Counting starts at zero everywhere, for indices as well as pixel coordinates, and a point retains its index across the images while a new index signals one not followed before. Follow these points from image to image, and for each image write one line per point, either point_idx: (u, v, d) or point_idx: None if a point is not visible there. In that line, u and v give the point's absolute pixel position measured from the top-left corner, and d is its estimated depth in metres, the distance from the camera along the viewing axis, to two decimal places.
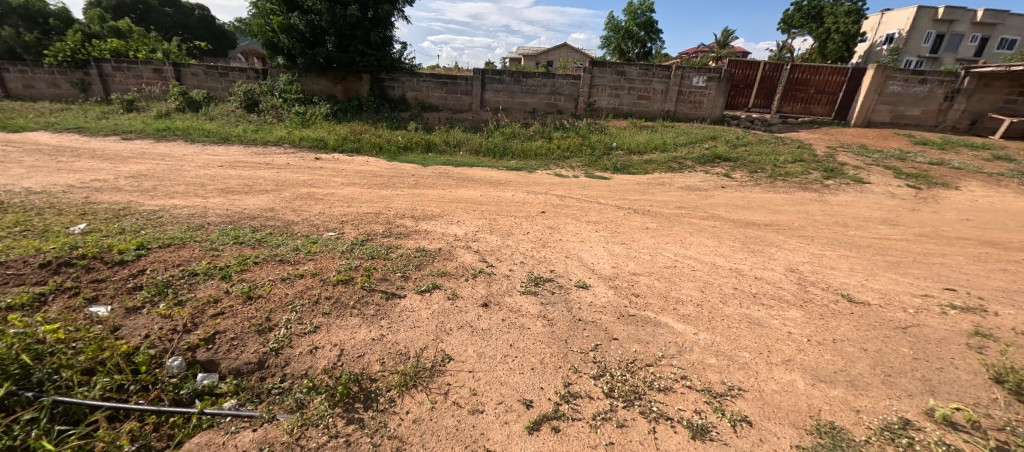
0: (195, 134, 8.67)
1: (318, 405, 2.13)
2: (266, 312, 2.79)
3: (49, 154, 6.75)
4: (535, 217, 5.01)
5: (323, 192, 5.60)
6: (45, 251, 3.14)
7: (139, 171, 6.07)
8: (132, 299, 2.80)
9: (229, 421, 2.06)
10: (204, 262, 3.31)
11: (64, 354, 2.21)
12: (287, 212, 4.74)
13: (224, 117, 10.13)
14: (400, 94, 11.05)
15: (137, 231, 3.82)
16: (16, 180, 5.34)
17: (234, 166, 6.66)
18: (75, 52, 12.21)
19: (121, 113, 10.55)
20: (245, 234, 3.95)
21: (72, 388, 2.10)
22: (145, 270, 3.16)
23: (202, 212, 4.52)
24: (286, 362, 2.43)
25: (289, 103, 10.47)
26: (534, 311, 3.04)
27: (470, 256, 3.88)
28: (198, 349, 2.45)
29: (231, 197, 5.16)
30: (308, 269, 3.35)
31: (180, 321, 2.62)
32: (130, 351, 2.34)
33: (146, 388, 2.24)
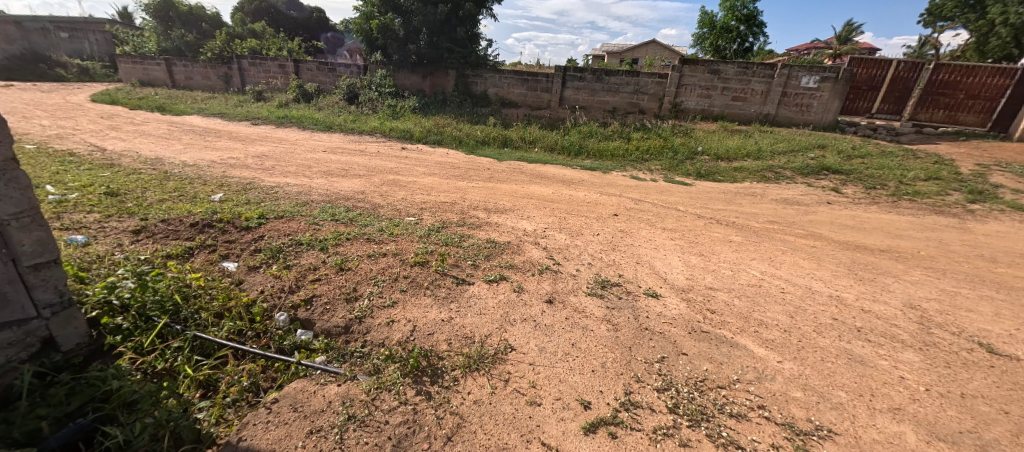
0: (306, 122, 9.85)
1: (392, 373, 2.33)
2: (353, 283, 3.11)
3: (198, 135, 8.15)
4: (606, 219, 4.90)
5: (407, 179, 6.04)
6: (194, 214, 3.88)
7: (262, 152, 7.08)
8: (253, 259, 3.31)
9: (320, 374, 2.34)
10: (308, 234, 3.78)
11: (204, 299, 2.73)
12: (375, 196, 5.19)
13: (330, 108, 11.35)
14: (481, 90, 11.35)
15: (257, 203, 4.48)
16: (175, 154, 6.55)
17: (334, 152, 7.47)
18: (222, 50, 14.54)
19: (252, 103, 12.34)
20: (340, 213, 4.42)
21: (207, 327, 2.58)
22: (263, 236, 3.70)
23: (307, 191, 5.15)
24: (367, 330, 2.69)
25: (383, 96, 11.41)
26: (598, 314, 3.00)
27: (537, 252, 3.92)
28: (299, 308, 2.84)
29: (330, 179, 5.79)
30: (390, 249, 3.65)
31: (287, 282, 3.04)
32: (249, 303, 2.80)
33: (259, 335, 2.65)
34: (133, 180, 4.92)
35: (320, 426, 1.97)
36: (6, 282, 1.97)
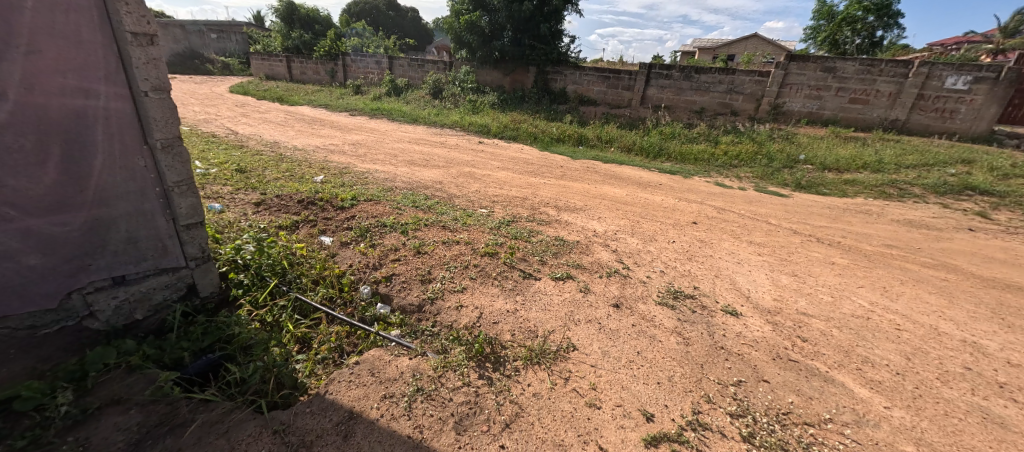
0: (395, 114, 10.63)
1: (458, 354, 2.44)
2: (428, 266, 3.31)
3: (307, 123, 9.22)
4: (684, 227, 4.61)
5: (481, 172, 6.25)
6: (301, 192, 4.42)
7: (356, 140, 7.80)
8: (345, 236, 3.68)
9: (394, 346, 2.54)
10: (392, 217, 4.09)
11: (305, 267, 3.11)
12: (451, 186, 5.45)
13: (417, 102, 12.10)
14: (560, 87, 11.26)
15: (350, 186, 4.95)
16: (288, 139, 7.50)
17: (418, 143, 7.97)
18: (331, 48, 16.25)
19: (352, 95, 13.61)
20: (419, 200, 4.72)
21: (306, 291, 2.94)
22: (354, 215, 4.10)
23: (392, 177, 5.57)
24: (438, 311, 2.85)
25: (465, 92, 11.88)
26: (669, 325, 2.85)
27: (606, 255, 3.82)
28: (381, 284, 3.10)
29: (412, 168, 6.20)
30: (463, 238, 3.82)
31: (371, 259, 3.34)
32: (340, 274, 3.13)
33: (346, 304, 2.95)
34: (255, 160, 5.73)
35: (392, 393, 2.14)
36: (167, 236, 2.43)
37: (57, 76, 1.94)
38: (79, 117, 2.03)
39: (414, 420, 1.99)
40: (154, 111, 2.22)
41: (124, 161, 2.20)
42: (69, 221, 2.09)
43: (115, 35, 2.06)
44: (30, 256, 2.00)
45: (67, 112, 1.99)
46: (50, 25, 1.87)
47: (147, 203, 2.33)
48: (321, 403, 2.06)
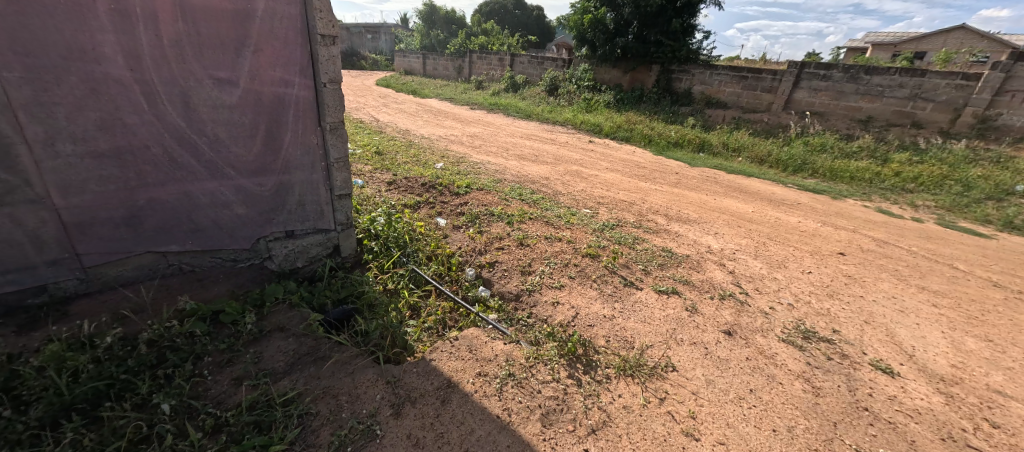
0: (510, 109, 11.04)
1: (550, 349, 2.47)
2: (529, 258, 3.40)
3: (433, 114, 10.11)
4: (825, 256, 3.93)
5: (589, 172, 6.14)
6: (424, 177, 4.89)
7: (474, 132, 8.32)
8: (457, 220, 3.97)
9: (491, 330, 2.67)
10: (500, 207, 4.28)
11: (422, 243, 3.46)
12: (557, 183, 5.47)
13: (533, 99, 12.38)
14: (686, 87, 10.38)
15: (465, 174, 5.31)
16: (416, 128, 8.34)
17: (529, 138, 8.17)
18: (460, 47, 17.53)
19: (474, 90, 14.50)
20: (526, 194, 4.84)
21: (421, 265, 3.27)
22: (467, 202, 4.39)
23: (502, 170, 5.81)
24: (535, 304, 2.91)
25: (581, 90, 11.76)
26: (793, 367, 2.47)
27: (721, 275, 3.46)
28: (484, 269, 3.28)
29: (522, 162, 6.38)
30: (565, 236, 3.82)
31: (478, 244, 3.55)
32: (450, 254, 3.40)
33: (453, 282, 3.20)
34: (388, 145, 6.50)
35: (487, 372, 2.26)
36: (324, 203, 2.92)
37: (270, 70, 2.45)
38: (280, 102, 2.54)
39: (504, 402, 2.07)
40: (329, 99, 2.66)
41: (304, 139, 2.70)
42: (265, 183, 2.64)
43: (310, 37, 2.52)
44: (239, 207, 2.60)
45: (272, 97, 2.51)
46: (270, 29, 2.37)
47: (315, 174, 2.82)
48: (426, 367, 2.27)
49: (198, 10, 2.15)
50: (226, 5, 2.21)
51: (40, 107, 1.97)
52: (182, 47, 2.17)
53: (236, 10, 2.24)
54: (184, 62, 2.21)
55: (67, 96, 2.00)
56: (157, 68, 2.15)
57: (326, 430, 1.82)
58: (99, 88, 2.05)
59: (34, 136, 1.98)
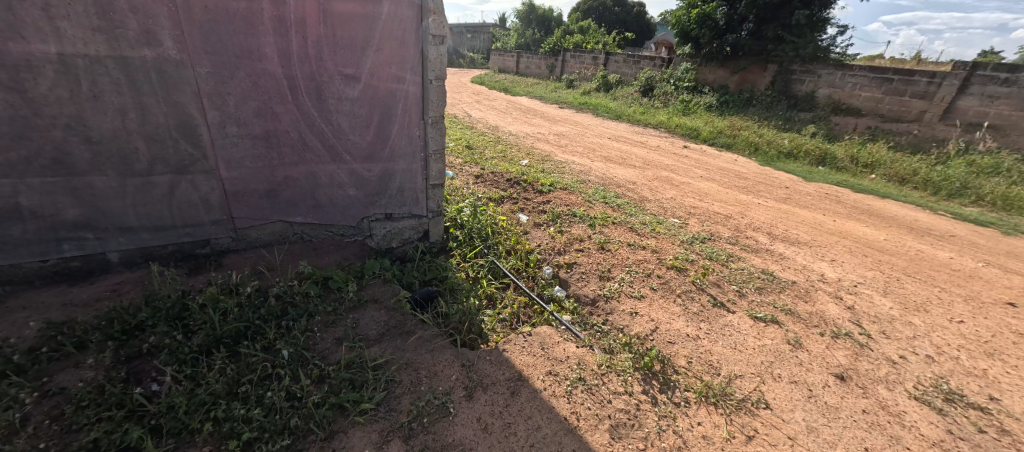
0: (600, 109, 10.77)
1: (625, 360, 2.38)
2: (609, 264, 3.31)
3: (523, 112, 10.28)
4: (984, 305, 3.21)
5: (680, 179, 5.75)
6: (510, 173, 5.02)
7: (561, 131, 8.28)
8: (539, 218, 4.01)
9: (563, 331, 2.66)
10: (583, 209, 4.22)
11: (503, 237, 3.56)
12: (645, 188, 5.21)
13: (625, 99, 11.89)
14: (808, 90, 9.06)
15: (549, 173, 5.32)
16: (505, 124, 8.55)
17: (618, 140, 7.89)
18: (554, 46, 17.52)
19: (564, 89, 14.40)
20: (610, 197, 4.68)
21: (501, 258, 3.36)
22: (549, 200, 4.41)
23: (587, 171, 5.69)
24: (612, 311, 2.83)
25: (679, 91, 10.99)
26: (925, 433, 2.06)
27: (835, 309, 3.01)
28: (562, 269, 3.27)
29: (609, 165, 6.19)
30: (650, 244, 3.64)
31: (558, 244, 3.55)
32: (529, 251, 3.44)
33: (530, 278, 3.23)
34: (478, 140, 6.77)
35: (557, 372, 2.26)
36: (420, 191, 3.15)
37: (388, 67, 2.70)
38: (393, 97, 2.80)
39: (572, 406, 2.05)
40: (434, 95, 2.86)
41: (409, 131, 2.93)
42: (373, 169, 2.93)
43: (423, 36, 2.73)
44: (351, 188, 2.93)
45: (387, 92, 2.77)
46: (390, 30, 2.61)
47: (415, 164, 3.05)
48: (498, 356, 2.34)
49: (336, 15, 2.45)
50: (358, 10, 2.49)
51: (217, 97, 2.40)
52: (321, 47, 2.50)
53: (365, 13, 2.51)
54: (322, 60, 2.54)
55: (236, 88, 2.42)
56: (301, 65, 2.50)
57: (406, 398, 1.98)
58: (259, 82, 2.45)
59: (211, 119, 2.44)
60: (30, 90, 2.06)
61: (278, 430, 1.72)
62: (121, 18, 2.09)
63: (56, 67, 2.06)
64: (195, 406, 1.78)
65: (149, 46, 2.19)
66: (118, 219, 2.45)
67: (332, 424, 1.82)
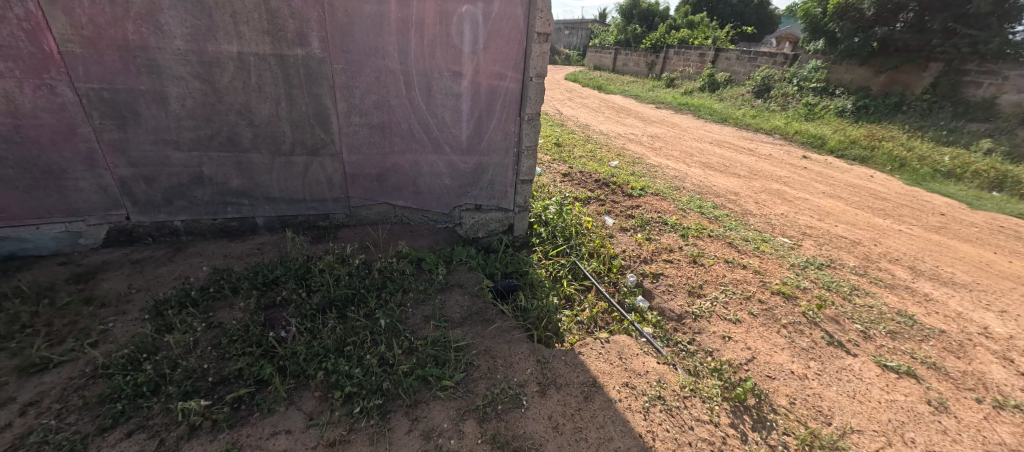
0: (703, 111, 9.95)
1: (711, 386, 2.20)
2: (701, 280, 3.07)
3: (616, 111, 9.94)
4: None
5: (795, 194, 5.09)
6: (599, 173, 4.91)
7: (656, 133, 7.84)
8: (626, 223, 3.87)
9: (643, 343, 2.55)
10: (675, 217, 3.96)
11: (587, 239, 3.51)
12: (750, 201, 4.71)
13: (733, 101, 10.70)
14: (987, 96, 7.29)
15: (641, 176, 5.09)
16: (597, 123, 8.35)
17: (722, 145, 7.23)
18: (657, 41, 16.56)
19: (664, 88, 13.52)
20: (707, 207, 4.32)
21: (583, 259, 3.33)
22: (639, 205, 4.23)
23: (682, 177, 5.32)
24: (700, 331, 2.63)
25: (803, 93, 9.48)
26: None
27: (999, 372, 2.43)
28: (647, 278, 3.12)
29: (708, 172, 5.71)
30: (751, 264, 3.29)
31: (645, 252, 3.40)
32: (613, 256, 3.35)
33: (611, 284, 3.15)
34: (568, 138, 6.73)
35: (634, 385, 2.18)
36: (509, 185, 3.24)
37: (492, 64, 2.81)
38: (494, 93, 2.91)
39: (648, 424, 1.97)
40: (532, 92, 2.90)
41: (504, 127, 3.03)
42: (469, 161, 3.09)
43: (528, 35, 2.78)
44: (447, 178, 3.12)
45: (488, 88, 2.89)
46: (498, 29, 2.71)
47: (507, 159, 3.14)
48: (573, 359, 2.33)
49: (450, 15, 2.62)
50: (470, 10, 2.63)
51: (347, 90, 2.73)
52: (435, 45, 2.69)
53: (476, 13, 2.64)
54: (435, 58, 2.73)
55: (362, 83, 2.72)
56: (416, 62, 2.72)
57: (483, 383, 2.08)
58: (380, 77, 2.73)
59: (340, 110, 2.78)
60: (217, 82, 2.54)
61: (373, 390, 1.93)
62: (283, 22, 2.48)
63: (235, 63, 2.52)
64: (311, 355, 2.07)
65: (300, 46, 2.56)
66: (266, 190, 2.93)
67: (416, 394, 1.99)
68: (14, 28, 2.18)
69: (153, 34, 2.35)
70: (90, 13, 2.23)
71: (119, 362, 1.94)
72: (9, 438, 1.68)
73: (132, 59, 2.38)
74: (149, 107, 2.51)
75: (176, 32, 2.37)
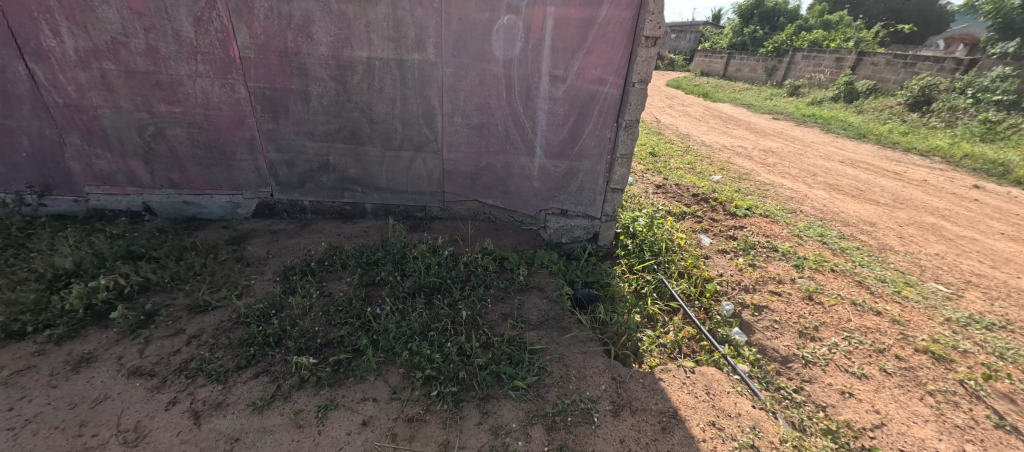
0: (834, 124, 8.61)
1: (821, 447, 1.90)
2: (817, 321, 2.66)
3: (723, 120, 9.13)
4: None
5: (957, 231, 4.14)
6: (698, 188, 4.55)
7: (771, 147, 6.99)
8: (726, 244, 3.53)
9: (737, 381, 2.30)
10: (788, 244, 3.50)
11: (678, 256, 3.28)
12: (890, 234, 3.95)
13: (876, 114, 8.88)
14: None
15: (748, 194, 4.59)
16: (699, 134, 7.73)
17: (856, 165, 6.17)
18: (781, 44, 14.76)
19: (785, 96, 11.84)
20: (831, 236, 3.73)
21: (671, 278, 3.12)
22: (744, 225, 3.82)
23: (800, 199, 4.67)
24: (811, 380, 2.29)
25: (981, 106, 7.55)
26: None
27: None
28: (747, 309, 2.81)
29: (835, 195, 4.93)
30: (887, 311, 2.76)
31: (747, 279, 3.06)
32: (708, 279, 3.08)
33: (702, 309, 2.89)
34: (665, 148, 6.35)
35: (723, 426, 1.98)
36: (599, 193, 3.17)
37: (593, 69, 2.77)
38: (592, 98, 2.86)
39: None
40: (633, 98, 2.78)
41: (600, 132, 2.97)
42: (560, 165, 3.09)
43: (635, 38, 2.67)
44: (536, 181, 3.16)
45: (587, 93, 2.85)
46: (603, 33, 2.66)
47: (600, 165, 3.07)
48: (652, 384, 2.20)
49: (557, 20, 2.64)
50: (577, 15, 2.62)
51: (453, 92, 2.91)
52: (538, 50, 2.74)
53: (583, 18, 2.62)
54: (538, 62, 2.78)
55: (467, 85, 2.88)
56: (519, 67, 2.80)
57: (555, 391, 2.06)
58: (484, 80, 2.86)
59: (445, 110, 2.97)
60: (348, 83, 2.90)
61: (449, 377, 2.04)
62: (405, 30, 2.74)
63: (363, 67, 2.85)
64: (399, 335, 2.25)
65: (418, 51, 2.80)
66: (376, 180, 3.27)
67: (489, 389, 2.05)
68: (212, 38, 2.74)
69: (306, 42, 2.76)
70: (263, 26, 2.71)
71: (254, 314, 2.33)
72: (178, 361, 2.11)
73: (288, 63, 2.82)
74: (296, 103, 2.95)
75: (322, 40, 2.76)
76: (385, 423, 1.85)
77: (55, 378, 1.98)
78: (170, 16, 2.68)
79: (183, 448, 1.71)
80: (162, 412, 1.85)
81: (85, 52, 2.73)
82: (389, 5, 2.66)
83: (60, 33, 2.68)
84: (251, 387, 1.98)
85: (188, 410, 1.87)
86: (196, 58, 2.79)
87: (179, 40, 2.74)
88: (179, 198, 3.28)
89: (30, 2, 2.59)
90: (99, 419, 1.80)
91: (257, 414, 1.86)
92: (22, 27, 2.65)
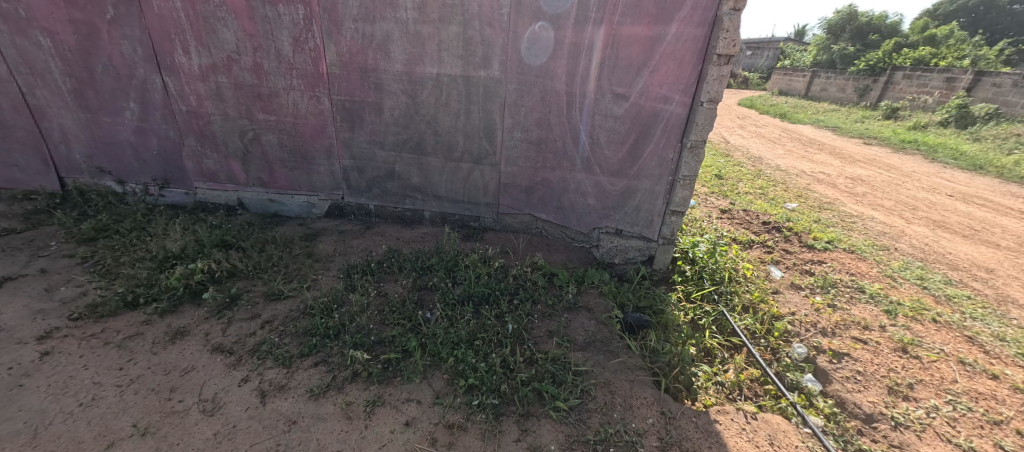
0: (942, 152, 7.59)
1: None
2: (909, 378, 2.34)
3: (802, 144, 8.42)
4: None
5: None
6: (770, 215, 4.23)
7: (860, 175, 6.33)
8: (800, 279, 3.24)
9: (807, 435, 2.08)
10: (877, 285, 3.12)
11: (743, 288, 3.06)
12: (1012, 283, 3.38)
13: (999, 143, 7.70)
14: None
15: (829, 226, 4.18)
16: (774, 157, 7.20)
17: (968, 201, 5.39)
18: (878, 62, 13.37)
19: (879, 119, 10.65)
20: (931, 280, 3.28)
21: (734, 312, 2.91)
22: (823, 260, 3.48)
23: (894, 234, 4.16)
24: (901, 445, 2.01)
25: None
26: None
27: None
28: (823, 355, 2.53)
29: (940, 233, 4.33)
30: (1006, 375, 2.36)
31: (824, 321, 2.77)
32: (776, 316, 2.83)
33: (769, 349, 2.66)
34: (733, 171, 5.98)
35: None
36: (657, 214, 3.06)
37: (658, 87, 2.72)
38: (656, 117, 2.80)
39: None
40: (700, 118, 2.68)
41: (662, 152, 2.88)
42: (617, 184, 3.04)
43: (706, 56, 2.59)
44: (592, 198, 3.13)
45: (651, 112, 2.79)
46: (672, 51, 2.61)
47: (659, 186, 2.98)
48: (707, 425, 2.06)
49: (624, 38, 2.64)
50: (645, 33, 2.60)
51: (514, 107, 2.99)
52: (603, 68, 2.74)
53: (652, 36, 2.60)
54: (601, 79, 2.77)
55: (529, 101, 2.94)
56: (582, 84, 2.81)
57: (598, 417, 2.00)
58: (546, 97, 2.90)
59: (505, 125, 3.06)
60: (417, 97, 3.09)
61: (492, 388, 2.06)
62: (474, 48, 2.87)
63: (433, 82, 3.02)
64: (447, 341, 2.32)
65: (484, 68, 2.92)
66: (436, 189, 3.42)
67: (530, 406, 2.03)
68: (306, 56, 3.07)
69: (384, 59, 2.99)
70: (349, 45, 2.98)
71: (318, 307, 2.52)
72: (252, 343, 2.34)
73: (367, 78, 3.07)
74: (370, 115, 3.20)
75: (399, 57, 2.97)
76: (427, 426, 1.91)
77: (156, 346, 2.28)
78: (274, 37, 3.04)
79: (250, 423, 1.88)
80: (235, 388, 2.06)
81: (206, 67, 3.18)
82: (461, 25, 2.81)
83: (188, 51, 3.14)
84: (310, 375, 2.14)
85: (257, 389, 2.05)
86: (292, 73, 3.14)
87: (279, 57, 3.10)
88: (266, 196, 3.66)
89: (169, 26, 3.07)
90: (186, 387, 2.05)
91: (313, 401, 2.00)
92: (162, 46, 3.15)
